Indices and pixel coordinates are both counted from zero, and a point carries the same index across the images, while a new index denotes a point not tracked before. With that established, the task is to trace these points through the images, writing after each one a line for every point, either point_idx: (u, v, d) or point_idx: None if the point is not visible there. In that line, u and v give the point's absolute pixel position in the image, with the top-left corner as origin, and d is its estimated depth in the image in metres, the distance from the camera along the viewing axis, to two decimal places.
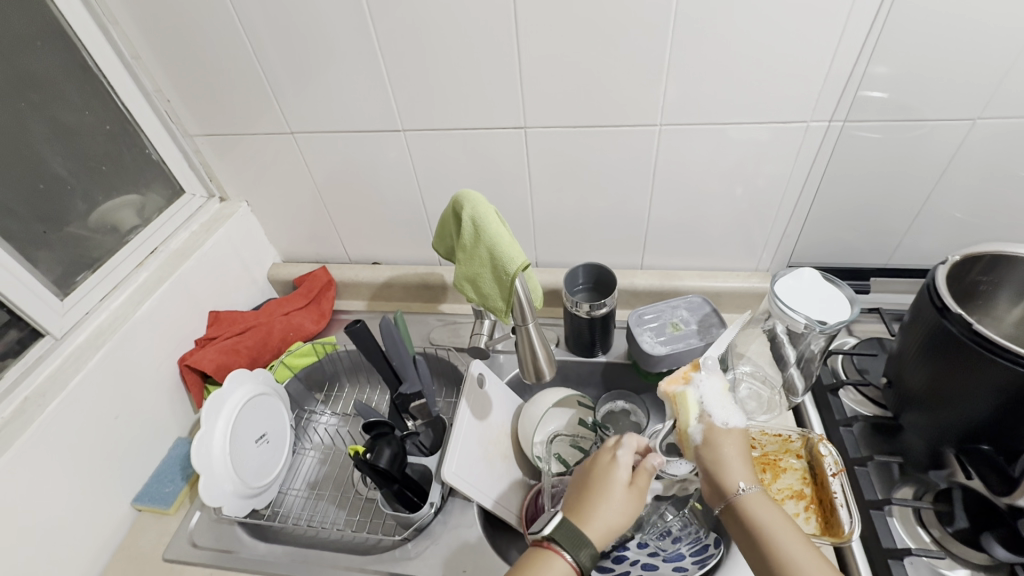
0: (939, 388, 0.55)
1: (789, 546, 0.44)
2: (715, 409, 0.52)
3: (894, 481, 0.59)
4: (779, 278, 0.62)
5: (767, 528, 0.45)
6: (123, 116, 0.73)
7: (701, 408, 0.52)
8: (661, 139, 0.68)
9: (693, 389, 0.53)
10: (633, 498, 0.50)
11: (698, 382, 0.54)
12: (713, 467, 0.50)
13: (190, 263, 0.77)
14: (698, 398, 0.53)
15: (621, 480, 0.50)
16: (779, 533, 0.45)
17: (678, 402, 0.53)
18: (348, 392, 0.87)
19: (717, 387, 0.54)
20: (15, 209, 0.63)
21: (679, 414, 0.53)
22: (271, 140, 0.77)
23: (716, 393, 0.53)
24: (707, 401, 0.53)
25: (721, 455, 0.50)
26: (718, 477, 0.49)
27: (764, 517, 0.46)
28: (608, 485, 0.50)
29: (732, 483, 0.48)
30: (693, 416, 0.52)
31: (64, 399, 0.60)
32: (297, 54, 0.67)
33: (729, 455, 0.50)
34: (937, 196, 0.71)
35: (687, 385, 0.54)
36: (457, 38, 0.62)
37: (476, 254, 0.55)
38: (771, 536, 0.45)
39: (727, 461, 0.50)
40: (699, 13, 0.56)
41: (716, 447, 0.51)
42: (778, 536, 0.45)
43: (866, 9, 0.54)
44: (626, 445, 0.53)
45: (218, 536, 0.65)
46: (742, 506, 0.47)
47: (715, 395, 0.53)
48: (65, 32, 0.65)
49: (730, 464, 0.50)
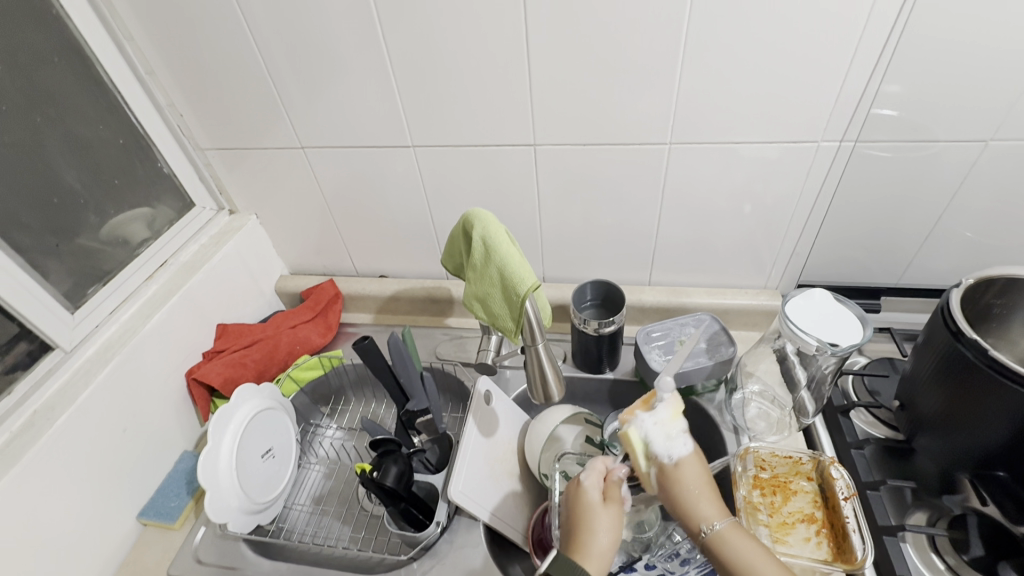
0: (952, 412, 0.54)
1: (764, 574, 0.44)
2: (660, 448, 0.49)
3: (907, 505, 0.58)
4: (790, 298, 0.62)
5: (741, 563, 0.45)
6: (137, 131, 0.74)
7: (646, 447, 0.50)
8: (670, 157, 0.68)
9: (637, 426, 0.50)
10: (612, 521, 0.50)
11: (643, 417, 0.50)
12: (676, 501, 0.50)
13: (199, 276, 0.78)
14: (641, 437, 0.50)
15: (595, 506, 0.51)
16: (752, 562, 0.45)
17: (624, 441, 0.51)
18: (353, 406, 0.87)
19: (663, 421, 0.49)
20: (29, 223, 0.64)
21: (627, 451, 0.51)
22: (282, 155, 0.78)
23: (660, 428, 0.49)
24: (651, 438, 0.50)
25: (679, 492, 0.49)
26: (682, 510, 0.49)
27: (734, 551, 0.46)
28: (584, 513, 0.51)
29: (697, 521, 0.48)
30: (640, 456, 0.50)
31: (73, 413, 0.60)
32: (309, 71, 0.67)
33: (687, 487, 0.49)
34: (948, 216, 0.71)
35: (632, 422, 0.50)
36: (468, 57, 0.63)
37: (485, 274, 0.55)
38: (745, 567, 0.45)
39: (687, 495, 0.49)
40: (710, 33, 0.57)
41: (673, 485, 0.50)
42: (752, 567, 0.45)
43: (878, 31, 0.55)
44: (592, 470, 0.54)
45: (222, 553, 0.65)
46: (712, 538, 0.47)
47: (659, 433, 0.49)
48: (82, 48, 0.66)
49: (690, 498, 0.49)
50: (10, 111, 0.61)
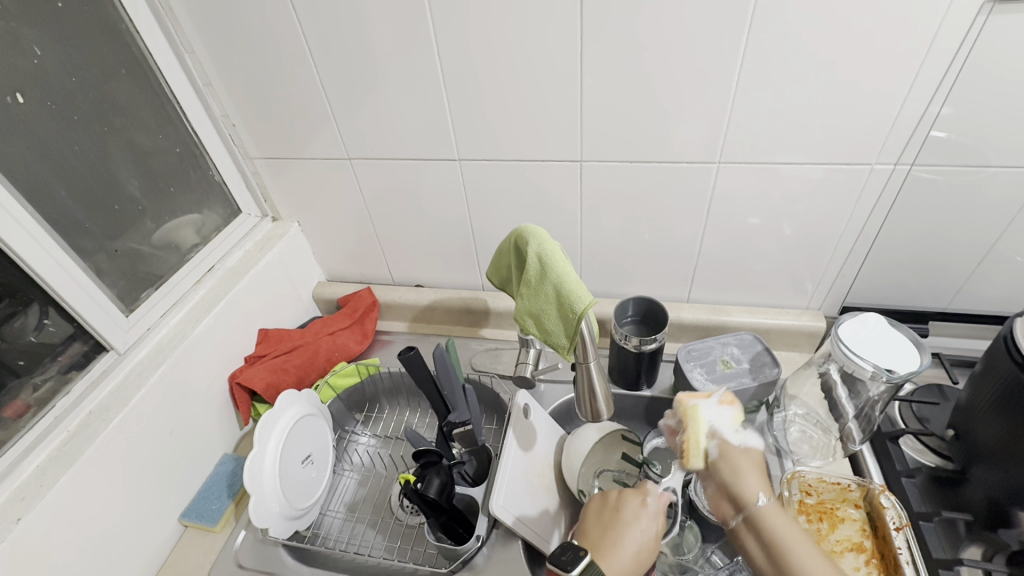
0: (1011, 442, 0.53)
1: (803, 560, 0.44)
2: (724, 430, 0.52)
3: (960, 539, 0.57)
4: (842, 322, 0.61)
5: (789, 542, 0.46)
6: (191, 141, 0.76)
7: (710, 427, 0.52)
8: (719, 175, 0.68)
9: (705, 407, 0.53)
10: (648, 554, 0.50)
11: (710, 403, 0.54)
12: (728, 481, 0.50)
13: (245, 282, 0.79)
14: (707, 416, 0.52)
15: (645, 533, 0.51)
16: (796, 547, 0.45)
17: (689, 418, 0.53)
18: (387, 414, 0.87)
19: (727, 413, 0.53)
20: (91, 227, 0.66)
21: (687, 428, 0.53)
22: (328, 164, 0.80)
23: (726, 417, 0.53)
24: (715, 423, 0.52)
25: (738, 466, 0.50)
26: (735, 488, 0.50)
27: (784, 530, 0.47)
28: (629, 533, 0.51)
29: (750, 495, 0.49)
30: (705, 433, 0.52)
31: (126, 414, 0.61)
32: (360, 85, 0.69)
33: (744, 468, 0.51)
34: (1003, 242, 0.69)
35: (696, 402, 0.54)
36: (519, 74, 0.64)
37: (540, 291, 0.55)
38: (786, 549, 0.45)
39: (743, 474, 0.50)
40: (768, 56, 0.57)
41: (734, 460, 0.51)
42: (794, 549, 0.45)
43: (942, 55, 0.54)
44: (657, 497, 0.54)
45: (261, 558, 0.66)
46: (759, 520, 0.47)
47: (725, 418, 0.53)
48: (145, 61, 0.69)
49: (747, 477, 0.50)
50: (80, 120, 0.64)
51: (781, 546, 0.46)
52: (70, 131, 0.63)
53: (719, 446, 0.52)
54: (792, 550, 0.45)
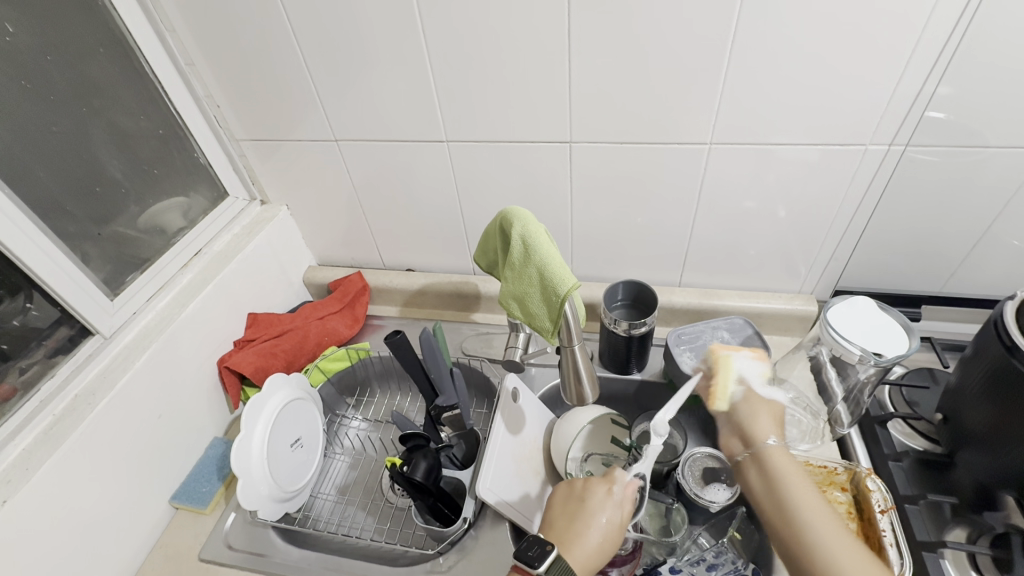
0: (998, 428, 0.53)
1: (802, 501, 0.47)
2: (753, 380, 0.54)
3: (944, 521, 0.57)
4: (832, 305, 0.61)
5: (789, 481, 0.48)
6: (175, 122, 0.75)
7: (739, 375, 0.55)
8: (710, 157, 0.67)
9: (737, 357, 0.55)
10: (614, 543, 0.51)
11: (742, 355, 0.56)
12: (744, 425, 0.53)
13: (232, 266, 0.79)
14: (737, 366, 0.55)
15: (610, 521, 0.51)
16: (792, 482, 0.48)
17: (720, 366, 0.55)
18: (379, 398, 0.88)
19: (757, 366, 0.55)
20: (74, 211, 0.65)
21: (717, 377, 0.55)
22: (314, 146, 0.78)
23: (756, 369, 0.55)
24: (746, 372, 0.55)
25: (756, 410, 0.53)
26: (749, 430, 0.52)
27: (788, 472, 0.49)
28: (594, 522, 0.51)
29: (762, 436, 0.51)
30: (732, 379, 0.55)
31: (113, 398, 0.61)
32: (343, 64, 0.67)
33: (760, 409, 0.53)
34: (999, 224, 0.68)
35: (729, 353, 0.56)
36: (505, 53, 0.62)
37: (524, 274, 0.55)
38: (786, 488, 0.48)
39: (761, 419, 0.53)
40: (759, 33, 0.55)
41: (755, 405, 0.53)
42: (792, 489, 0.47)
43: (938, 31, 0.53)
44: (623, 485, 0.54)
45: (251, 539, 0.66)
46: (764, 457, 0.50)
47: (754, 369, 0.55)
48: (125, 39, 0.67)
49: (763, 421, 0.52)
50: (58, 100, 0.62)
51: (780, 482, 0.48)
52: (49, 111, 0.62)
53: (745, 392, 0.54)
54: (792, 488, 0.48)
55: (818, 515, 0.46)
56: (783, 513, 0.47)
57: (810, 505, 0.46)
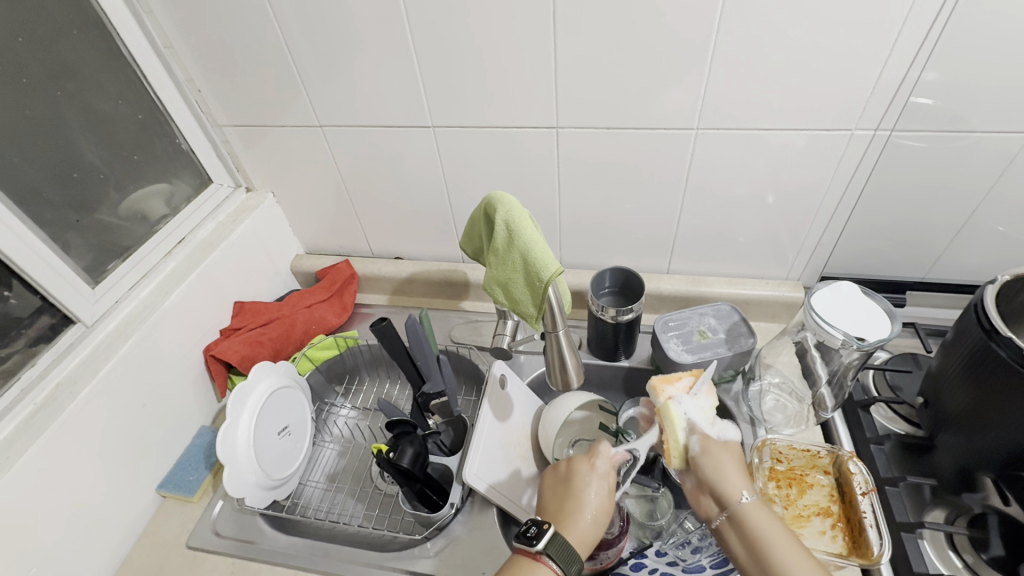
0: (978, 412, 0.54)
1: (784, 556, 0.45)
2: (702, 424, 0.52)
3: (924, 503, 0.58)
4: (815, 290, 0.61)
5: (770, 537, 0.46)
6: (155, 107, 0.74)
7: (686, 423, 0.52)
8: (697, 143, 0.67)
9: (678, 402, 0.53)
10: (608, 512, 0.52)
11: (686, 396, 0.54)
12: (712, 477, 0.51)
13: (217, 254, 0.78)
14: (682, 412, 0.52)
15: (600, 494, 0.52)
16: (771, 539, 0.46)
17: (665, 420, 0.53)
18: (367, 386, 0.87)
19: (701, 405, 0.53)
20: (51, 197, 0.64)
21: (665, 429, 0.53)
22: (298, 131, 0.77)
23: (700, 409, 0.53)
24: (691, 417, 0.53)
25: (719, 464, 0.51)
26: (718, 484, 0.50)
27: (766, 527, 0.47)
28: (585, 497, 0.51)
29: (735, 491, 0.49)
30: (682, 431, 0.52)
31: (95, 386, 0.61)
32: (325, 47, 0.66)
33: (723, 462, 0.52)
34: (983, 209, 0.68)
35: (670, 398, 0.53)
36: (491, 36, 0.61)
37: (507, 259, 0.55)
38: (768, 547, 0.46)
39: (726, 468, 0.51)
40: (746, 17, 0.55)
41: (715, 456, 0.52)
42: (777, 547, 0.46)
43: (924, 14, 0.52)
44: (607, 456, 0.54)
45: (239, 527, 0.66)
46: (742, 516, 0.48)
47: (700, 410, 0.53)
48: (101, 21, 0.65)
49: (728, 473, 0.51)
50: (31, 83, 0.61)
51: (758, 539, 0.46)
52: (22, 94, 0.60)
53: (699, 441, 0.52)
54: (775, 545, 0.46)
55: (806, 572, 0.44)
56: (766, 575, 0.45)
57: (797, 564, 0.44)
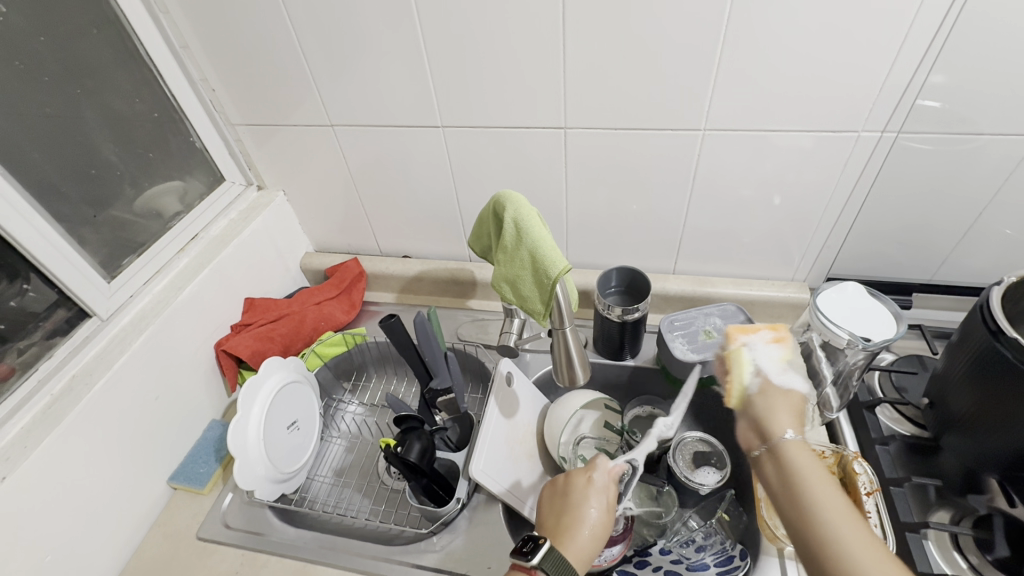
0: (984, 414, 0.54)
1: (822, 496, 0.41)
2: (768, 369, 0.51)
3: (930, 503, 0.58)
4: (822, 290, 0.62)
5: (811, 476, 0.42)
6: (170, 106, 0.75)
7: (753, 366, 0.52)
8: (704, 144, 0.67)
9: (751, 348, 0.53)
10: (606, 526, 0.52)
11: (759, 345, 0.54)
12: (760, 413, 0.49)
13: (229, 250, 0.79)
14: (752, 357, 0.52)
15: (598, 509, 0.52)
16: (814, 483, 0.42)
17: (733, 362, 0.53)
18: (375, 382, 0.88)
19: (774, 354, 0.53)
20: (68, 192, 0.65)
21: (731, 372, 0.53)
22: (310, 131, 0.78)
23: (772, 357, 0.52)
24: (759, 363, 0.52)
25: (773, 403, 0.49)
26: (764, 421, 0.48)
27: (807, 466, 0.43)
28: (584, 512, 0.52)
29: (779, 429, 0.46)
30: (748, 373, 0.52)
31: (110, 378, 0.62)
32: (339, 48, 0.67)
33: (781, 405, 0.49)
34: (990, 212, 0.68)
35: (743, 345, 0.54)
36: (501, 38, 0.62)
37: (516, 257, 0.56)
38: (806, 486, 0.42)
39: (777, 410, 0.48)
40: (753, 19, 0.55)
41: (768, 397, 0.50)
42: (815, 488, 0.42)
43: (932, 17, 0.53)
44: (604, 470, 0.55)
45: (248, 519, 0.67)
46: (781, 451, 0.45)
47: (772, 358, 0.52)
48: (119, 21, 0.67)
49: (779, 414, 0.48)
50: (50, 82, 0.62)
51: (800, 480, 0.43)
52: (42, 92, 0.62)
53: (761, 384, 0.51)
54: (812, 484, 0.42)
55: (845, 519, 0.39)
56: (801, 513, 0.41)
57: (834, 507, 0.40)
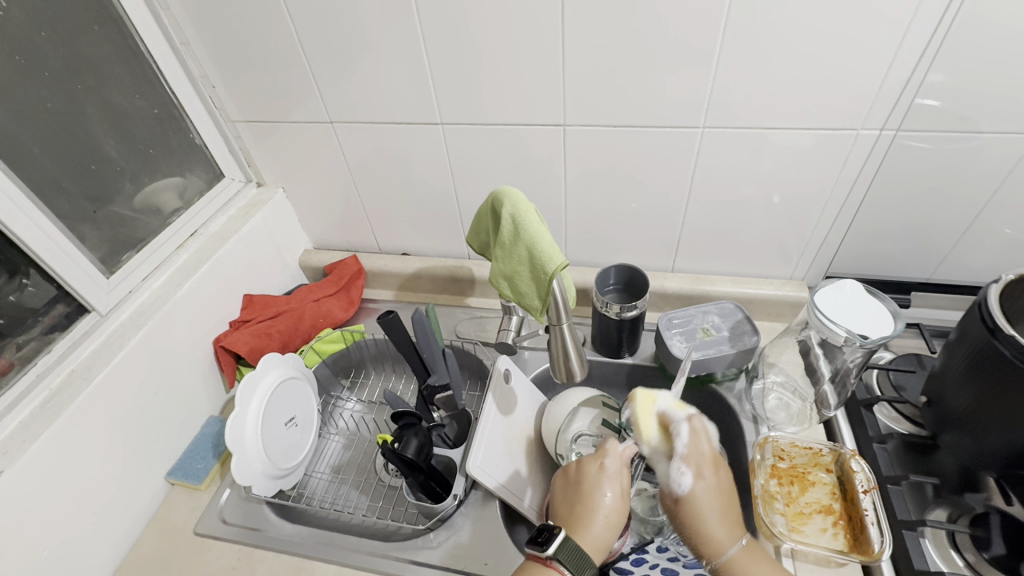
0: (982, 411, 0.54)
1: None
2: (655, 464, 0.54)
3: (926, 501, 0.58)
4: (819, 288, 0.62)
5: None
6: (171, 102, 0.75)
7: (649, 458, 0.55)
8: (702, 142, 0.67)
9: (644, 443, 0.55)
10: (621, 513, 0.52)
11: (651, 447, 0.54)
12: (693, 531, 0.50)
13: (228, 247, 0.79)
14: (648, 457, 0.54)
15: (611, 496, 0.52)
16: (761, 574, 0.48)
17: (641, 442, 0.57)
18: (373, 379, 0.88)
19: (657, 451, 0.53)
20: (68, 187, 0.66)
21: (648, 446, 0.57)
22: (310, 129, 0.78)
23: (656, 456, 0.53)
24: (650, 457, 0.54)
25: (691, 512, 0.51)
26: (701, 540, 0.50)
27: (756, 574, 0.48)
28: (597, 500, 0.52)
29: (719, 546, 0.49)
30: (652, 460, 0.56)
31: (108, 373, 0.62)
32: (339, 44, 0.67)
33: (705, 507, 0.50)
34: (988, 212, 0.68)
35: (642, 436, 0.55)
36: (500, 37, 0.62)
37: (513, 253, 0.56)
38: None
39: (707, 519, 0.50)
40: (752, 17, 0.55)
41: (692, 509, 0.51)
42: None
43: (930, 15, 0.53)
44: (616, 456, 0.55)
45: (246, 514, 0.67)
46: (730, 569, 0.49)
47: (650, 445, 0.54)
48: (120, 18, 0.67)
49: (711, 526, 0.50)
50: (51, 77, 0.63)
51: None
52: (43, 87, 0.62)
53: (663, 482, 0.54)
54: None
55: None
56: None
57: None
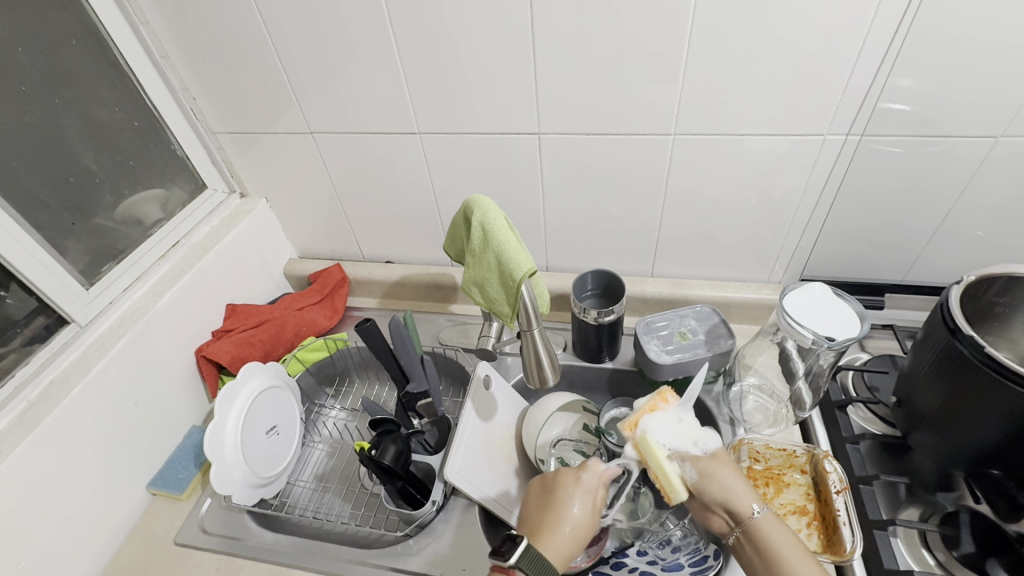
0: (946, 410, 0.55)
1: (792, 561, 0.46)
2: (681, 445, 0.52)
3: (899, 501, 0.58)
4: (789, 292, 0.63)
5: (783, 547, 0.47)
6: (152, 115, 0.76)
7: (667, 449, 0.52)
8: (675, 147, 0.68)
9: (653, 429, 0.52)
10: (588, 528, 0.52)
11: (656, 421, 0.52)
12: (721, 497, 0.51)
13: (209, 257, 0.80)
14: (661, 440, 0.51)
15: (581, 508, 0.52)
16: (791, 553, 0.47)
17: (644, 451, 0.52)
18: (356, 388, 0.89)
19: (673, 426, 0.52)
20: (47, 201, 0.66)
21: (649, 462, 0.52)
22: (291, 139, 0.79)
23: (671, 429, 0.52)
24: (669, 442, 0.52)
25: (717, 478, 0.51)
26: (727, 502, 0.50)
27: (777, 538, 0.48)
28: (567, 511, 0.52)
29: (746, 506, 0.50)
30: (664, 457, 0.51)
31: (87, 384, 0.62)
32: (316, 52, 0.68)
33: (727, 473, 0.52)
34: (957, 213, 0.70)
35: (646, 426, 0.52)
36: (473, 48, 0.63)
37: (483, 260, 0.57)
38: (779, 553, 0.47)
39: (731, 485, 0.51)
40: (717, 24, 0.57)
41: (716, 474, 0.51)
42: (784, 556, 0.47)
43: (887, 23, 0.54)
44: (595, 471, 0.55)
45: (226, 524, 0.67)
46: (757, 530, 0.49)
47: (672, 430, 0.52)
48: (99, 32, 0.68)
49: (735, 490, 0.51)
50: (30, 92, 0.63)
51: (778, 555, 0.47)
52: (21, 101, 0.63)
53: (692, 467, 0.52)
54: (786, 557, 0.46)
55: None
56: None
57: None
